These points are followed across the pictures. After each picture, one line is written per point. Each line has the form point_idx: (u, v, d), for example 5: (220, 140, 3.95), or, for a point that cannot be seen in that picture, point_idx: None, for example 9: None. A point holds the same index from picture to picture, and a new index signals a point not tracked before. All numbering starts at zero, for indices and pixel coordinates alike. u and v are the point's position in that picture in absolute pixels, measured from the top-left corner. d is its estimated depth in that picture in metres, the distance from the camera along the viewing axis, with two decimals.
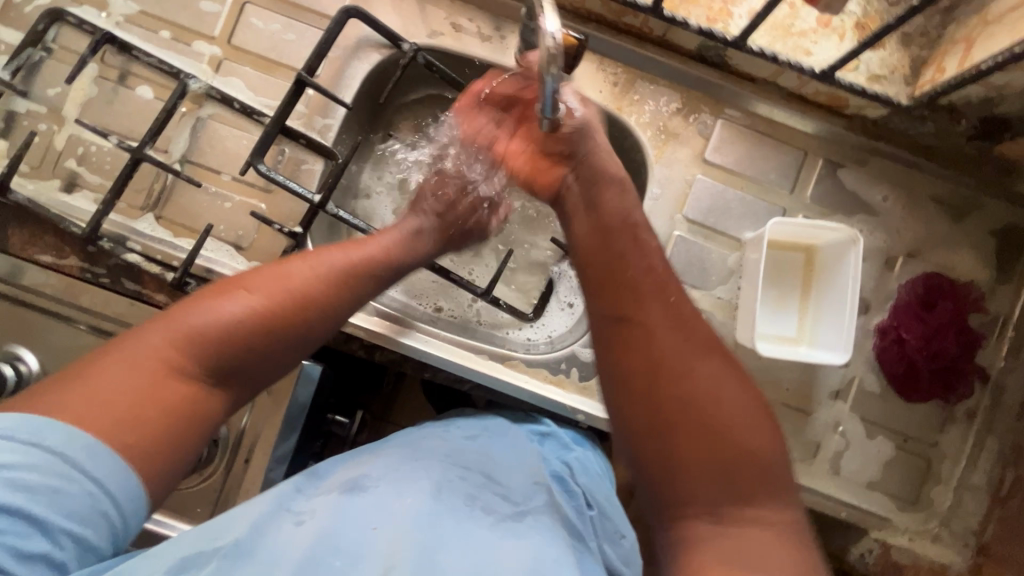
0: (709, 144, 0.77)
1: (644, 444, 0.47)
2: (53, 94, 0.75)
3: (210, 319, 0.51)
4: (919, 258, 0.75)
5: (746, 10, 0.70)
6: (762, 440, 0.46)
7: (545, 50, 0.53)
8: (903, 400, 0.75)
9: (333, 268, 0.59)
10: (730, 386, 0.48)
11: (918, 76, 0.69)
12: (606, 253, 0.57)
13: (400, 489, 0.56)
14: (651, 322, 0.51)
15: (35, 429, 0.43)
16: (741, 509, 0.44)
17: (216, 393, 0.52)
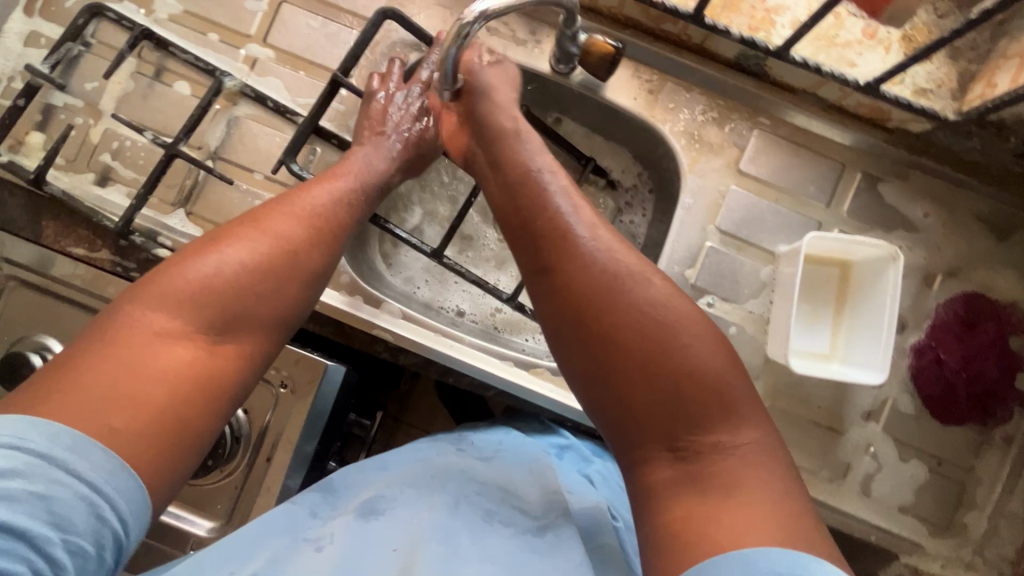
0: (745, 154, 0.75)
1: (592, 383, 0.51)
2: (90, 88, 0.76)
3: (197, 280, 0.53)
4: (960, 277, 0.74)
5: (789, 19, 0.69)
6: (697, 353, 0.49)
7: (455, 31, 0.58)
8: (939, 423, 0.73)
9: (300, 210, 0.61)
10: (658, 307, 0.51)
11: (966, 90, 0.67)
12: (529, 201, 0.59)
13: (415, 509, 0.61)
14: (573, 260, 0.54)
15: (22, 429, 0.41)
16: (696, 435, 0.47)
17: (226, 346, 0.53)
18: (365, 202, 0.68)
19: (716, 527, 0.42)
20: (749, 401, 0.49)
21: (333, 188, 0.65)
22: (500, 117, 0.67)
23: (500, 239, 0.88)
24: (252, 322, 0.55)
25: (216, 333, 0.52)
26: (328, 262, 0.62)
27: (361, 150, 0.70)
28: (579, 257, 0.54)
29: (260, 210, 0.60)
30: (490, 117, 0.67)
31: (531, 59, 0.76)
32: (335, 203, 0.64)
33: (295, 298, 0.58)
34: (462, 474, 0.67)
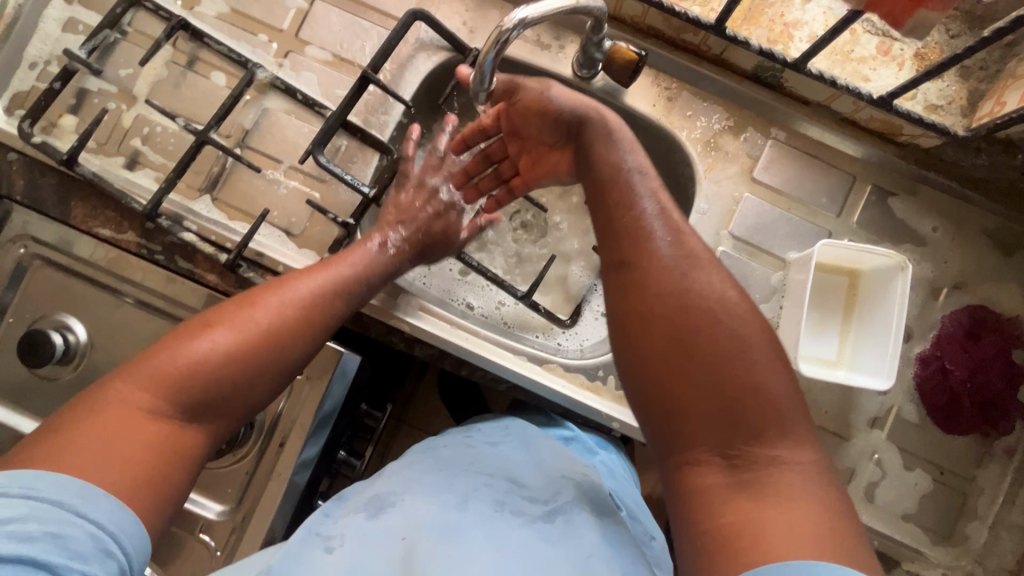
0: (759, 163, 0.77)
1: (648, 380, 0.51)
2: (124, 75, 0.78)
3: (183, 362, 0.56)
4: (965, 289, 0.76)
5: (807, 33, 0.71)
6: (767, 374, 0.49)
7: (496, 29, 0.59)
8: (943, 432, 0.75)
9: (298, 297, 0.63)
10: (738, 325, 0.51)
11: (975, 108, 0.70)
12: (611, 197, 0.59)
13: (423, 499, 0.62)
14: (653, 262, 0.54)
15: (31, 481, 0.47)
16: (752, 449, 0.47)
17: (194, 428, 0.56)
18: (365, 287, 0.69)
19: (754, 534, 0.44)
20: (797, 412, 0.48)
21: (331, 273, 0.66)
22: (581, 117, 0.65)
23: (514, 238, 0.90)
24: (226, 407, 0.58)
25: (188, 416, 0.55)
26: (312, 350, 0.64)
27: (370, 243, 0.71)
28: (660, 260, 0.54)
29: (256, 291, 0.63)
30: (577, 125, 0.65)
31: (554, 62, 0.79)
32: (330, 286, 0.65)
33: (267, 388, 0.60)
34: (470, 469, 0.69)
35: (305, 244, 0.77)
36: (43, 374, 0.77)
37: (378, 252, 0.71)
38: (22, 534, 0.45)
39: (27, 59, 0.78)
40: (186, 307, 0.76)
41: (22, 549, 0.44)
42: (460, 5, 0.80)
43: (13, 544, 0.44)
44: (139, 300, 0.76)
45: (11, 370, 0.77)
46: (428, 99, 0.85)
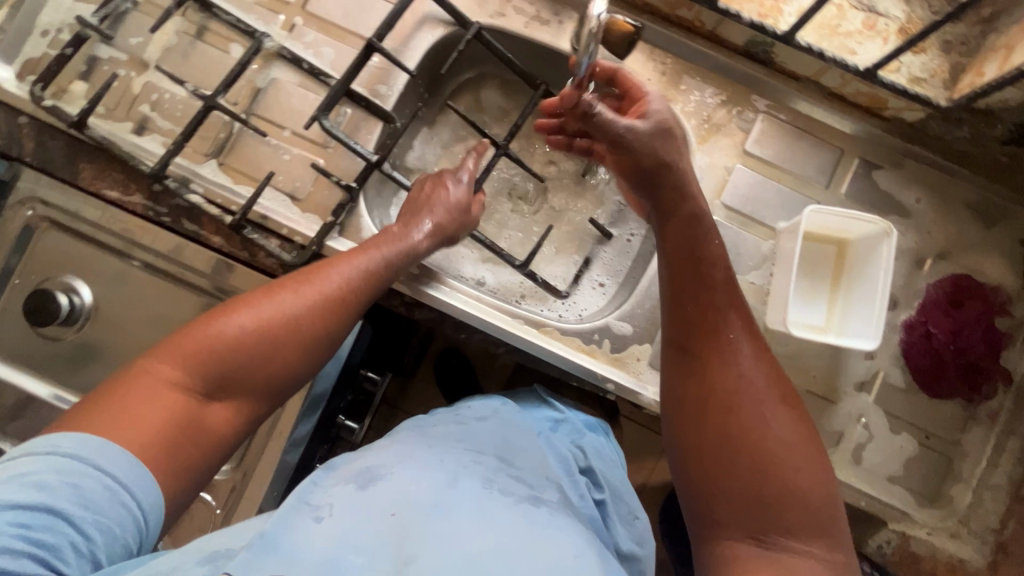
0: (750, 136, 0.80)
1: (698, 454, 0.55)
2: (135, 43, 0.80)
3: (213, 341, 0.57)
4: (949, 259, 0.78)
5: (795, 8, 0.74)
6: (807, 477, 0.52)
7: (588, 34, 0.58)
8: (928, 397, 0.77)
9: (315, 293, 0.62)
10: (783, 427, 0.54)
11: (957, 81, 0.72)
12: (694, 282, 0.62)
13: (414, 474, 0.60)
14: (716, 354, 0.58)
15: (57, 440, 0.50)
16: (782, 538, 0.50)
17: (217, 402, 0.58)
18: (384, 279, 0.68)
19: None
20: (829, 506, 0.51)
21: (350, 270, 0.65)
22: (670, 190, 0.67)
23: (512, 211, 0.92)
24: (246, 385, 0.59)
25: (210, 390, 0.57)
26: (331, 332, 0.63)
27: (389, 231, 0.71)
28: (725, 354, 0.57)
29: (281, 282, 0.63)
30: (669, 185, 0.67)
31: (553, 37, 0.82)
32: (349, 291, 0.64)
33: (288, 369, 0.61)
34: (460, 447, 0.68)
35: (308, 209, 0.78)
36: (46, 336, 0.78)
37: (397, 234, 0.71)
38: (42, 484, 0.47)
39: (39, 26, 0.80)
40: (191, 268, 0.78)
41: (39, 497, 0.47)
42: None
43: (32, 493, 0.47)
44: (145, 263, 0.78)
45: (17, 330, 0.79)
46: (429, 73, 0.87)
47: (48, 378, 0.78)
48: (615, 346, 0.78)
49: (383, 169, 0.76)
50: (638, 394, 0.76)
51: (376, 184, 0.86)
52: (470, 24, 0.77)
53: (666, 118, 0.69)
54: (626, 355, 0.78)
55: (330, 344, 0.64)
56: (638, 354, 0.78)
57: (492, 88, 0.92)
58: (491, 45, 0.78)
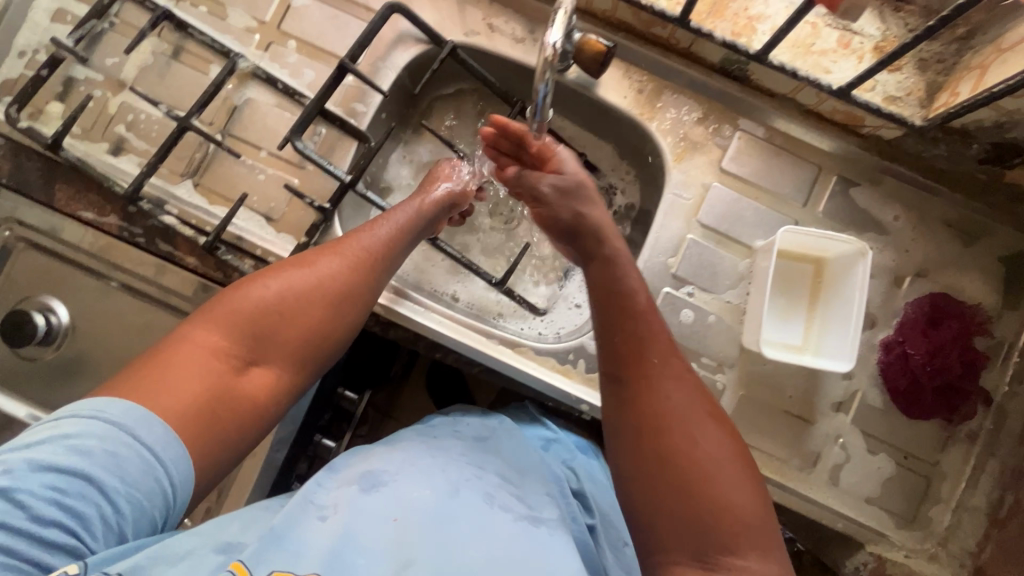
0: (727, 154, 0.80)
1: (640, 479, 0.54)
2: (111, 63, 0.81)
3: (251, 306, 0.56)
4: (927, 277, 0.77)
5: (769, 26, 0.73)
6: (740, 495, 0.51)
7: (543, 59, 0.59)
8: (905, 417, 0.76)
9: (350, 262, 0.62)
10: (713, 448, 0.53)
11: (932, 99, 0.72)
12: (621, 311, 0.61)
13: (416, 481, 0.58)
14: (646, 382, 0.57)
15: (100, 405, 0.48)
16: (725, 555, 0.50)
17: (258, 370, 0.56)
18: (409, 242, 0.68)
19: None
20: (763, 525, 0.51)
21: (375, 241, 0.64)
22: (587, 231, 0.67)
23: (492, 227, 0.91)
24: (284, 352, 0.57)
25: (249, 357, 0.55)
26: (369, 296, 0.63)
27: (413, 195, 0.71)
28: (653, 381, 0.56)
29: (311, 252, 0.62)
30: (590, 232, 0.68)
31: (529, 55, 0.82)
32: (380, 258, 0.64)
33: (330, 335, 0.59)
34: (461, 458, 0.65)
35: (282, 229, 0.78)
36: (25, 355, 0.78)
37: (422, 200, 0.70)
38: (82, 448, 0.46)
39: (16, 48, 0.80)
40: (167, 288, 0.78)
41: (78, 463, 0.46)
42: None
43: (72, 457, 0.46)
44: (123, 284, 0.78)
45: None
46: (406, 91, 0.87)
47: (24, 398, 0.78)
48: (590, 366, 0.77)
49: (357, 189, 0.76)
50: None
51: (353, 204, 0.86)
52: (444, 43, 0.78)
53: (577, 177, 0.71)
54: (600, 375, 0.78)
55: (367, 308, 0.63)
56: None
57: (469, 104, 0.92)
58: (467, 63, 0.78)
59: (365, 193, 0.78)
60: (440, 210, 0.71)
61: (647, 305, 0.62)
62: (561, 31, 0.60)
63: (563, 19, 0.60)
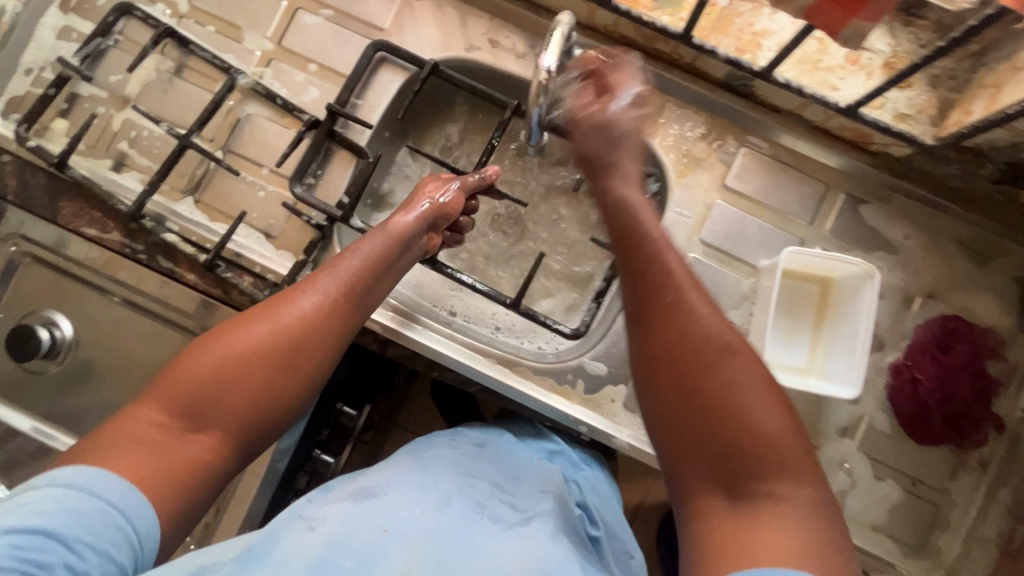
0: (731, 171, 0.78)
1: (665, 417, 0.50)
2: (115, 80, 0.81)
3: (197, 375, 0.52)
4: (939, 298, 0.75)
5: (775, 42, 0.71)
6: (773, 425, 0.46)
7: (534, 85, 0.60)
8: (914, 443, 0.74)
9: (303, 311, 0.56)
10: (741, 376, 0.48)
11: (944, 117, 0.70)
12: (638, 252, 0.56)
13: (409, 496, 0.58)
14: (668, 314, 0.52)
15: (56, 474, 0.47)
16: (757, 488, 0.45)
17: (202, 435, 0.51)
18: (372, 277, 0.61)
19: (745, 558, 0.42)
20: (796, 448, 0.46)
21: (329, 285, 0.58)
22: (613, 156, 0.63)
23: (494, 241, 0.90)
24: (230, 415, 0.52)
25: (192, 422, 0.51)
26: (328, 350, 0.57)
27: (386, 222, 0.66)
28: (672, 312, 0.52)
29: (260, 305, 0.57)
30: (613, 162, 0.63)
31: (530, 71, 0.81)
32: (340, 295, 0.58)
33: (285, 395, 0.54)
34: (455, 469, 0.65)
35: (282, 246, 0.79)
36: (30, 368, 0.78)
37: (388, 232, 0.65)
38: (39, 510, 0.44)
39: (23, 65, 0.81)
40: (169, 303, 0.78)
41: (36, 521, 0.43)
42: (437, 12, 0.82)
43: (29, 518, 0.44)
44: (125, 299, 0.79)
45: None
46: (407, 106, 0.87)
47: (27, 411, 0.78)
48: (589, 387, 0.76)
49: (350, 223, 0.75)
50: (611, 437, 0.75)
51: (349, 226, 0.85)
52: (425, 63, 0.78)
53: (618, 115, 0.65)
54: (599, 397, 0.76)
55: (328, 364, 0.57)
56: (612, 396, 0.76)
57: (468, 117, 0.91)
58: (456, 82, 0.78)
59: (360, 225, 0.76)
60: (413, 236, 0.67)
61: (667, 241, 0.57)
62: (556, 54, 0.59)
63: (558, 41, 0.59)
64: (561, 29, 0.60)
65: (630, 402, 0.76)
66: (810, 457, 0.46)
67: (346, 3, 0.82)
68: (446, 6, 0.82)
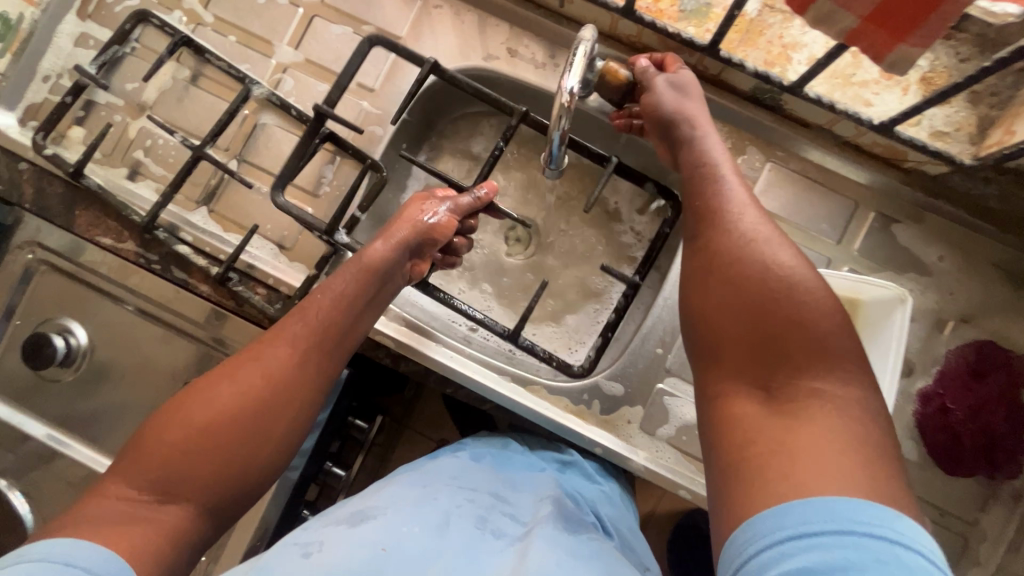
0: (756, 186, 0.75)
1: (713, 317, 0.51)
2: (130, 88, 0.81)
3: (169, 441, 0.51)
4: (972, 323, 0.72)
5: (806, 56, 0.69)
6: (822, 322, 0.47)
7: (558, 106, 0.57)
8: (943, 473, 0.71)
9: (273, 365, 0.56)
10: (793, 274, 0.49)
11: (984, 136, 0.67)
12: (690, 176, 0.60)
13: (406, 514, 0.57)
14: (721, 224, 0.54)
15: (24, 552, 0.43)
16: (797, 381, 0.46)
17: (176, 505, 0.50)
18: (344, 318, 0.61)
19: (792, 452, 0.42)
20: (848, 350, 0.47)
21: (298, 333, 0.58)
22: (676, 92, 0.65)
23: (508, 254, 0.89)
24: (205, 480, 0.51)
25: (164, 492, 0.50)
26: (301, 399, 0.57)
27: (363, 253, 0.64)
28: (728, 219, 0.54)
29: (229, 363, 0.57)
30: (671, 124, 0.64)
31: (550, 81, 0.79)
32: (313, 345, 0.58)
33: (258, 454, 0.54)
34: (454, 485, 0.64)
35: (294, 258, 0.79)
36: (46, 376, 0.78)
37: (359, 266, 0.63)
38: None
39: (40, 72, 0.81)
40: (182, 314, 0.78)
41: None
42: (455, 20, 0.80)
43: None
44: (138, 308, 0.78)
45: (14, 371, 0.79)
46: (424, 115, 0.86)
47: (42, 419, 0.78)
48: (605, 407, 0.75)
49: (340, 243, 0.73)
50: (628, 459, 0.72)
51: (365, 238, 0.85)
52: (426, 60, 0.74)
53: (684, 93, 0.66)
54: (616, 418, 0.75)
55: (300, 416, 0.57)
56: (629, 417, 0.75)
57: (484, 127, 0.90)
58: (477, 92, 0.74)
59: (345, 238, 0.74)
60: (391, 266, 0.65)
61: (730, 162, 0.59)
62: (578, 75, 0.57)
63: (581, 62, 0.58)
64: (585, 47, 0.59)
65: (647, 424, 0.74)
66: (860, 362, 0.47)
67: (363, 10, 0.80)
68: (465, 15, 0.80)
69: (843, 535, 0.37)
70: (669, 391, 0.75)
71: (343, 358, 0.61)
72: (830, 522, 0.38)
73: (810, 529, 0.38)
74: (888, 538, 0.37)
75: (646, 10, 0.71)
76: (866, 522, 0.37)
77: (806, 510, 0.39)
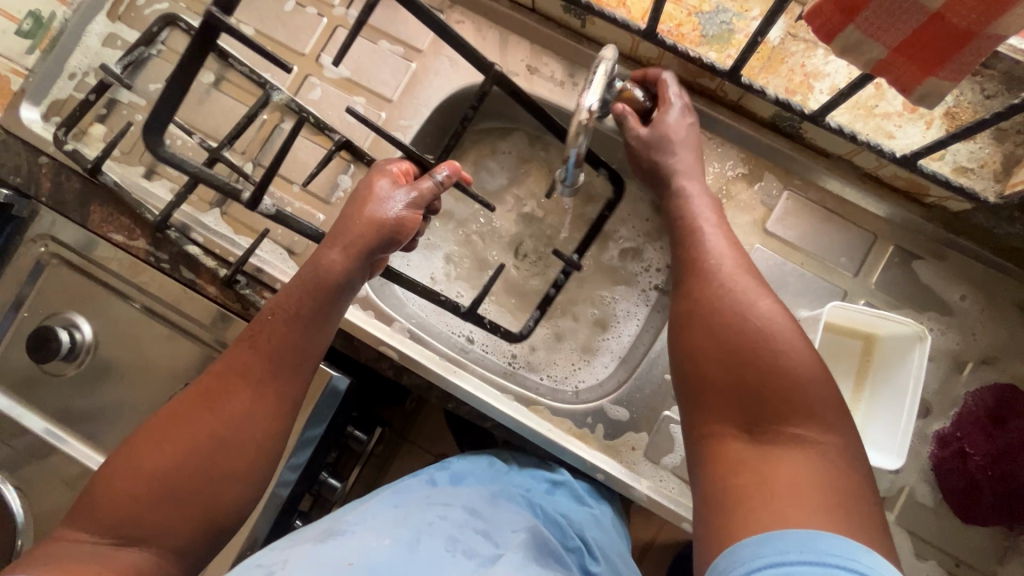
0: (773, 214, 0.74)
1: (694, 357, 0.51)
2: (153, 89, 0.82)
3: (125, 481, 0.51)
4: (994, 365, 0.70)
5: (827, 85, 0.68)
6: (805, 366, 0.47)
7: (577, 123, 0.57)
8: (960, 521, 0.68)
9: (233, 397, 0.56)
10: (770, 314, 0.50)
11: (1009, 174, 0.65)
12: (679, 222, 0.61)
13: (377, 533, 0.56)
14: (706, 269, 0.55)
15: None
16: (773, 425, 0.45)
17: (134, 547, 0.50)
18: (308, 338, 0.60)
19: (762, 495, 0.42)
20: (828, 398, 0.46)
21: (259, 361, 0.57)
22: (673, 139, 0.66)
23: (518, 269, 0.88)
24: (163, 519, 0.51)
25: (122, 534, 0.50)
26: (262, 427, 0.56)
27: (325, 261, 0.61)
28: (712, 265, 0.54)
29: (188, 397, 0.56)
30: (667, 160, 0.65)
31: (567, 99, 0.79)
32: (270, 375, 0.58)
33: (220, 488, 0.53)
34: (428, 504, 0.63)
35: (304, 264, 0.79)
36: (48, 371, 0.77)
37: (316, 276, 0.61)
38: None
39: (67, 70, 0.83)
40: (186, 314, 0.77)
41: None
42: (479, 35, 0.80)
43: None
44: (143, 306, 0.77)
45: (17, 364, 0.78)
46: (440, 126, 0.86)
47: (41, 413, 0.77)
48: (608, 433, 0.73)
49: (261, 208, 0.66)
50: (630, 487, 0.70)
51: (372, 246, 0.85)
52: None
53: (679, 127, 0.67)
54: (619, 444, 0.73)
55: (262, 444, 0.56)
56: (633, 444, 0.73)
57: (500, 143, 0.91)
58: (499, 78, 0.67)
59: (271, 208, 0.68)
60: (344, 283, 0.62)
61: (713, 211, 0.61)
62: (598, 93, 0.57)
63: (601, 82, 0.57)
64: (605, 67, 0.58)
65: (651, 452, 0.72)
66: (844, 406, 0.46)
67: (386, 22, 0.81)
68: (487, 30, 0.80)
69: (816, 566, 0.36)
70: (676, 419, 0.73)
71: (307, 377, 0.60)
72: (805, 553, 0.37)
73: (785, 558, 0.37)
74: (861, 572, 0.36)
75: (667, 33, 0.71)
76: (835, 552, 0.37)
77: (782, 541, 0.38)
